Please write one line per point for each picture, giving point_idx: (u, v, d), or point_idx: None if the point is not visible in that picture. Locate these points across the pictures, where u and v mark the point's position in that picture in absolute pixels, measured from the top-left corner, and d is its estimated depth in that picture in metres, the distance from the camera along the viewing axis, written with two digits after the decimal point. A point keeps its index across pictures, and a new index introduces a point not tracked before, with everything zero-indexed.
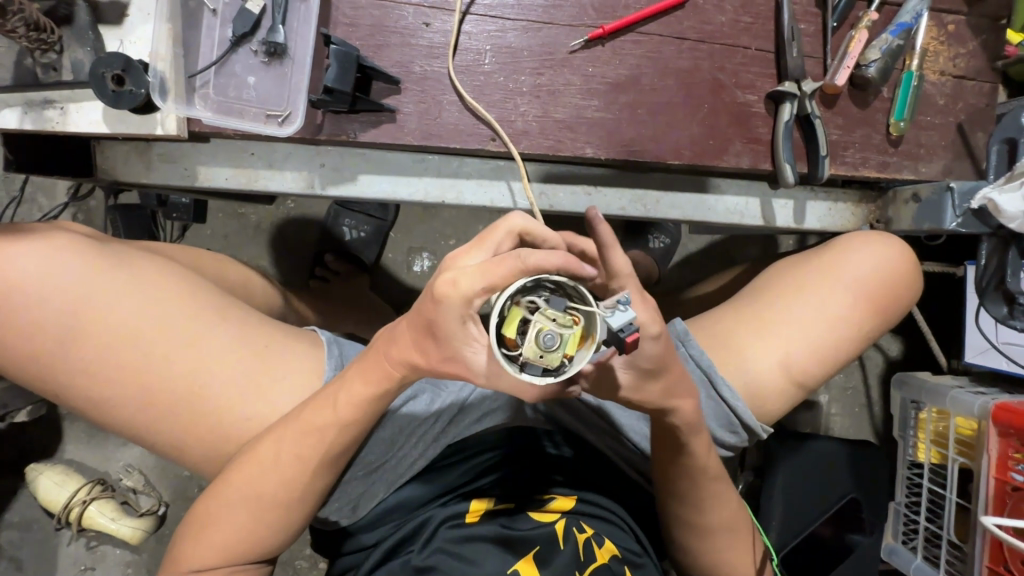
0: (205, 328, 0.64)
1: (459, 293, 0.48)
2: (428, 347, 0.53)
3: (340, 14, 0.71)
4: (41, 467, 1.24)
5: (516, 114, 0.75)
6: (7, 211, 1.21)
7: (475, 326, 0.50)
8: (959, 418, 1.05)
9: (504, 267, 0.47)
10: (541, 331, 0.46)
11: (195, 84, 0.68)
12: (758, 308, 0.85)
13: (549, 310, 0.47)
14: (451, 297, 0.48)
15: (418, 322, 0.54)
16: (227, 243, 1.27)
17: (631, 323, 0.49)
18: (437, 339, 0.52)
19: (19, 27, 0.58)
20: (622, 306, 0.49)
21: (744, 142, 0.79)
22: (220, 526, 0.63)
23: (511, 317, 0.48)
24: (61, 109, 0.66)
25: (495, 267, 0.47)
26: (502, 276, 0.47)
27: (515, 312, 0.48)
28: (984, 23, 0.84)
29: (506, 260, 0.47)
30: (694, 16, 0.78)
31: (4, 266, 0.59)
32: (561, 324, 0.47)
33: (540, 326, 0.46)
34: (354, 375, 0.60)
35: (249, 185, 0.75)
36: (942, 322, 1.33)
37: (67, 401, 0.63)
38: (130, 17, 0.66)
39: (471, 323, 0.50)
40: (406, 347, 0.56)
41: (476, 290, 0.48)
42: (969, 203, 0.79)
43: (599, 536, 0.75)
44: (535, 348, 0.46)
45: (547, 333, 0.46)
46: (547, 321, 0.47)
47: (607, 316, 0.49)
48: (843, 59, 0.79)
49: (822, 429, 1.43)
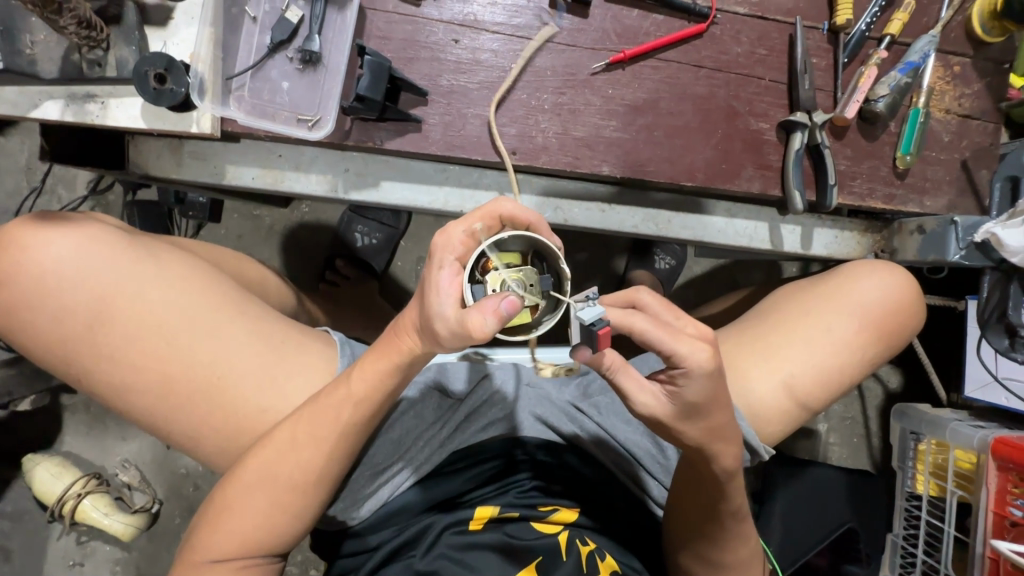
0: (226, 320, 0.66)
1: (448, 242, 0.53)
2: (420, 318, 0.55)
3: (374, 28, 0.74)
4: (38, 458, 1.24)
5: (537, 131, 0.78)
6: (26, 202, 1.23)
7: (443, 274, 0.52)
8: (957, 450, 1.06)
9: (486, 221, 0.54)
10: (510, 280, 0.55)
11: (231, 86, 0.71)
12: (762, 330, 0.86)
13: (535, 284, 0.55)
14: (440, 243, 0.53)
15: (419, 293, 0.56)
16: (241, 243, 1.29)
17: (602, 319, 0.52)
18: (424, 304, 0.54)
19: (71, 24, 0.60)
20: (593, 302, 0.54)
21: (755, 168, 0.82)
22: (233, 520, 0.62)
23: (509, 256, 0.57)
24: (101, 103, 0.68)
25: (473, 213, 0.54)
26: (483, 221, 0.54)
27: (516, 255, 0.57)
28: (989, 66, 0.88)
29: (492, 214, 0.54)
30: (712, 45, 0.81)
31: (40, 252, 0.60)
32: (527, 296, 0.55)
33: (519, 283, 0.55)
34: (370, 355, 0.63)
35: (276, 185, 0.77)
36: (942, 355, 1.34)
37: (89, 388, 0.64)
38: (174, 20, 0.69)
39: (441, 269, 0.52)
40: (410, 315, 0.58)
41: (460, 236, 0.53)
42: (971, 237, 0.81)
43: (602, 550, 0.74)
44: (495, 283, 0.55)
45: (513, 288, 0.55)
46: (524, 283, 0.55)
47: (575, 312, 0.53)
48: (852, 94, 0.82)
49: (820, 458, 1.43)
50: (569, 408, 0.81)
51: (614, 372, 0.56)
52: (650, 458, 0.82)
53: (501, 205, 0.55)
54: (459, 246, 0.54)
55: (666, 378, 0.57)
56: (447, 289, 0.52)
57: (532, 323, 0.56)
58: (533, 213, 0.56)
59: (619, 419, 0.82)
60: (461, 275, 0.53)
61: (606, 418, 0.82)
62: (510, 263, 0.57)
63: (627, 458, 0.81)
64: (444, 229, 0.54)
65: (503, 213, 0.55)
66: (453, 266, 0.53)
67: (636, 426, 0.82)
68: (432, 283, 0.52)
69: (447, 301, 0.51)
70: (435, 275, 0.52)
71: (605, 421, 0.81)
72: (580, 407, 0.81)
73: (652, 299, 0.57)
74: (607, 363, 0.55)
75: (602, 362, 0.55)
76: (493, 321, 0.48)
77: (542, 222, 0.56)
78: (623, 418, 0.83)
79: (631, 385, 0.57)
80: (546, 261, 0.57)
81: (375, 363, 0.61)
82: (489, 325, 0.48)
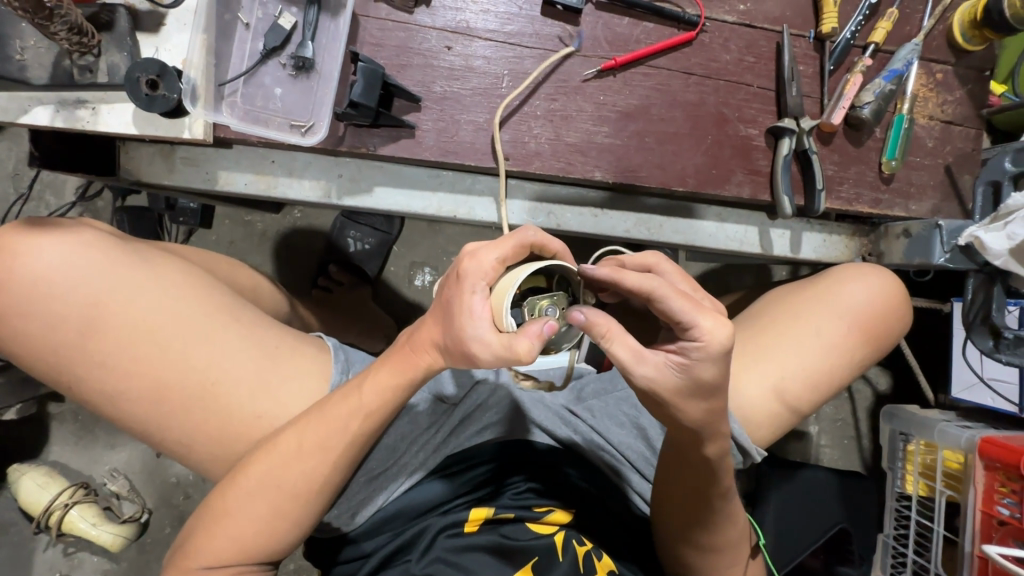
0: (223, 327, 0.65)
1: (479, 266, 0.52)
2: (446, 337, 0.55)
3: (367, 34, 0.74)
4: (24, 468, 1.21)
5: (530, 136, 0.78)
6: (13, 207, 1.22)
7: (479, 300, 0.52)
8: (946, 450, 1.07)
9: (519, 248, 0.54)
10: (544, 305, 0.55)
11: (223, 92, 0.70)
12: (752, 333, 0.88)
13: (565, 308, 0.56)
14: (471, 267, 0.53)
15: (442, 312, 0.56)
16: (232, 249, 1.29)
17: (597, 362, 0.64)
18: (451, 326, 0.53)
19: (62, 30, 0.60)
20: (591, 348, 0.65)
21: (745, 173, 0.83)
22: (230, 526, 0.62)
23: (535, 282, 0.57)
24: (92, 109, 0.68)
25: (505, 239, 0.54)
26: (516, 247, 0.53)
27: (540, 281, 0.57)
28: (971, 74, 0.90)
29: (525, 242, 0.54)
30: (701, 53, 0.83)
31: (33, 257, 0.59)
32: (560, 319, 0.55)
33: (552, 308, 0.55)
34: (378, 366, 0.63)
35: (268, 191, 0.77)
36: (930, 357, 1.36)
37: (81, 395, 0.63)
38: (166, 26, 0.69)
39: (475, 295, 0.52)
40: (430, 333, 0.58)
41: (491, 261, 0.53)
42: (955, 240, 0.83)
43: (599, 550, 0.74)
44: (532, 307, 0.55)
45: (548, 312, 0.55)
46: (558, 309, 0.56)
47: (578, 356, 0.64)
48: (839, 100, 0.83)
49: (812, 459, 1.44)
50: (563, 411, 0.82)
51: (612, 342, 0.53)
52: (643, 460, 0.83)
53: (532, 233, 0.55)
54: (489, 270, 0.53)
55: (674, 349, 0.55)
56: (481, 314, 0.51)
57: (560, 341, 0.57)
58: (560, 241, 0.56)
59: (613, 422, 0.83)
60: (494, 301, 0.53)
61: (600, 422, 0.82)
62: (538, 288, 0.57)
63: (621, 460, 0.82)
64: (473, 253, 0.54)
65: (533, 240, 0.55)
66: (485, 291, 0.53)
67: (630, 429, 0.83)
68: (466, 308, 0.52)
69: (483, 326, 0.51)
70: (468, 300, 0.52)
71: (600, 425, 0.82)
72: (574, 410, 0.82)
73: (672, 269, 0.61)
74: (603, 332, 0.52)
75: (596, 328, 0.52)
76: (539, 344, 0.49)
77: (567, 251, 0.58)
78: (617, 422, 0.83)
79: (633, 356, 0.54)
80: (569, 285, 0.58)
81: (380, 372, 0.62)
82: (536, 349, 0.49)
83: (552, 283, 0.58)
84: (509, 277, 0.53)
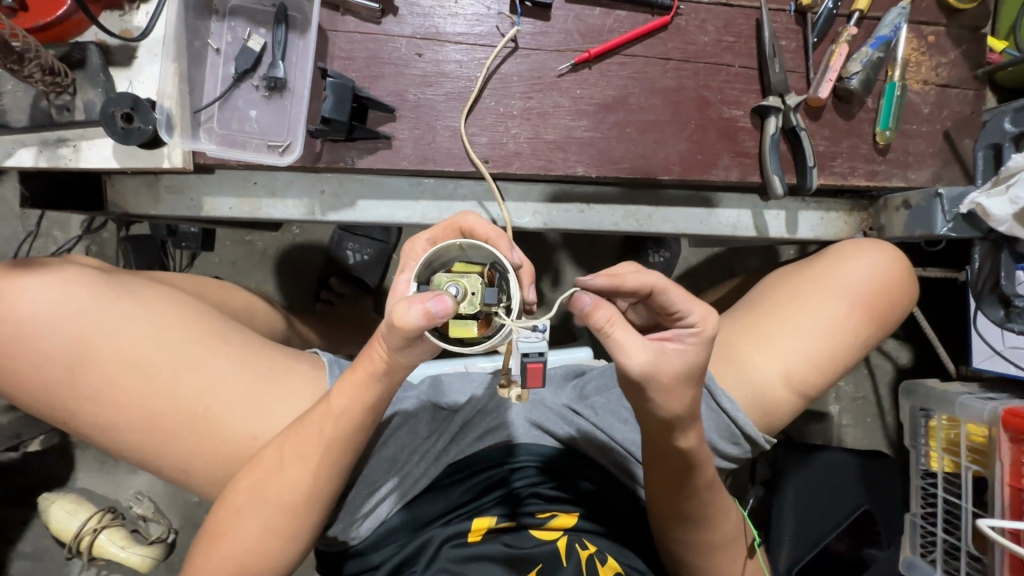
0: (210, 351, 0.66)
1: (412, 249, 0.60)
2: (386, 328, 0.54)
3: (336, 49, 0.74)
4: (53, 496, 1.24)
5: (508, 137, 0.77)
6: (22, 245, 1.25)
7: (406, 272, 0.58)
8: (969, 425, 1.04)
9: (448, 230, 0.60)
10: (451, 281, 0.51)
11: (199, 119, 0.72)
12: (753, 318, 0.86)
13: (479, 292, 0.51)
14: (407, 250, 0.61)
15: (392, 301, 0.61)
16: (235, 269, 1.30)
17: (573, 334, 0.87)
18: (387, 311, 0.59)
19: (36, 72, 0.62)
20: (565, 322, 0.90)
21: (732, 156, 0.81)
22: (225, 545, 0.63)
23: (468, 264, 0.53)
24: (73, 146, 0.69)
25: (439, 224, 0.61)
26: (445, 229, 0.61)
27: (476, 265, 0.54)
28: (964, 34, 0.86)
29: (450, 224, 0.60)
30: (678, 37, 0.81)
31: (19, 298, 0.61)
32: (463, 300, 0.50)
33: (462, 287, 0.50)
34: (348, 371, 0.62)
35: (253, 213, 0.78)
36: (948, 328, 1.32)
37: (77, 427, 0.64)
38: (139, 59, 0.70)
39: (407, 269, 0.59)
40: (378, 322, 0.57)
41: (423, 242, 0.60)
42: (958, 208, 0.79)
43: (603, 553, 0.73)
44: (440, 283, 0.51)
45: (453, 289, 0.50)
46: (464, 288, 0.50)
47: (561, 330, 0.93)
48: (825, 73, 0.81)
49: (833, 440, 1.41)
50: (567, 411, 0.81)
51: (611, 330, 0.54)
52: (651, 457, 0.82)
53: (463, 217, 0.60)
54: (420, 252, 0.60)
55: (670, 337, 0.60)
56: (401, 289, 0.57)
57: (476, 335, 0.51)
58: (488, 226, 0.58)
59: (617, 419, 0.82)
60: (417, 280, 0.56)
61: (602, 419, 0.81)
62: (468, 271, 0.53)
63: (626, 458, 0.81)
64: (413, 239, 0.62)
65: (462, 224, 0.60)
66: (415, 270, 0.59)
67: (634, 425, 0.81)
68: (393, 284, 0.58)
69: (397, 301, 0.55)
70: (397, 278, 0.58)
71: (603, 423, 0.81)
72: (578, 409, 0.81)
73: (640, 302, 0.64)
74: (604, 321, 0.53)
75: (598, 316, 0.52)
76: (416, 313, 0.47)
77: (501, 238, 0.57)
78: (621, 418, 0.82)
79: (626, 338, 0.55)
80: (503, 282, 0.52)
81: (352, 376, 0.60)
82: (411, 317, 0.47)
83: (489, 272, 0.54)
84: (432, 255, 0.53)
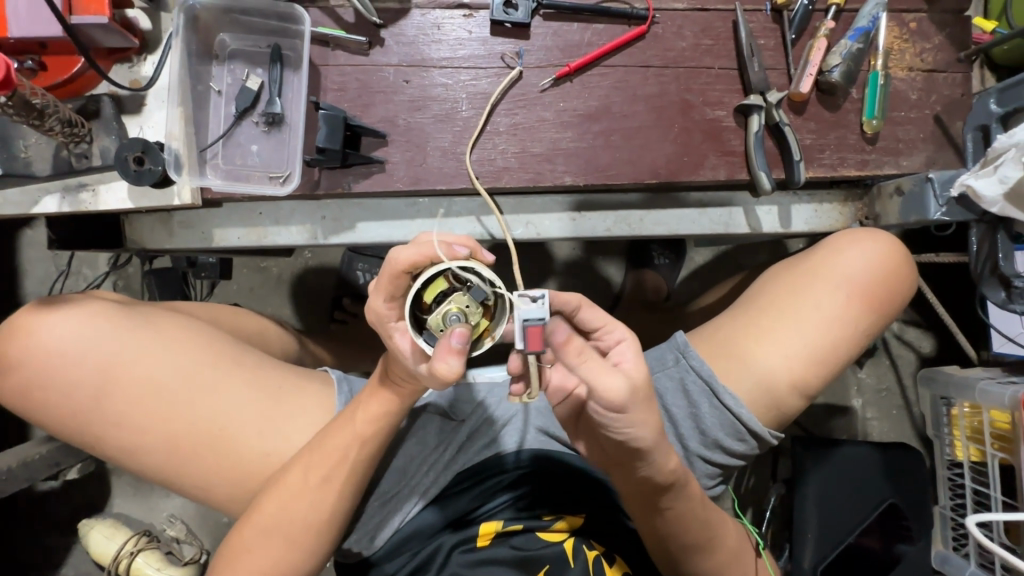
0: (224, 374, 0.70)
1: (378, 315, 0.57)
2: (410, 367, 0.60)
3: (329, 81, 0.79)
4: (92, 522, 1.30)
5: (496, 153, 0.80)
6: (55, 284, 1.33)
7: (401, 336, 0.58)
8: (992, 411, 1.01)
9: (393, 281, 0.55)
10: (446, 316, 0.54)
11: (205, 156, 0.76)
12: (753, 313, 0.86)
13: (470, 301, 0.55)
14: (375, 319, 0.58)
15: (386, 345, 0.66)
16: (252, 295, 1.36)
17: None
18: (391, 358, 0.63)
19: (55, 125, 0.67)
20: None
21: (718, 156, 0.83)
22: (249, 561, 0.66)
23: (437, 287, 0.55)
24: (92, 191, 0.75)
25: (378, 278, 0.55)
26: (389, 282, 0.55)
27: (440, 282, 0.55)
28: (947, 18, 0.86)
29: (388, 272, 0.54)
30: (657, 44, 0.83)
31: (47, 333, 0.66)
32: (468, 317, 0.55)
33: (455, 311, 0.54)
34: (369, 396, 0.66)
35: (260, 240, 0.83)
36: (966, 313, 1.29)
37: (104, 452, 0.68)
38: (147, 106, 0.75)
39: (397, 333, 0.58)
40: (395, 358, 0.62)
41: (382, 304, 0.57)
42: (949, 192, 0.79)
43: (610, 554, 0.77)
44: (438, 322, 0.55)
45: (453, 319, 0.54)
46: (458, 308, 0.54)
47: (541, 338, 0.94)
48: (805, 68, 0.82)
49: (858, 434, 1.38)
50: None
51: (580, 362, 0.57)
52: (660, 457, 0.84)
53: (394, 262, 0.53)
54: (387, 311, 0.57)
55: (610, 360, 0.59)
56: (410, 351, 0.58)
57: (492, 323, 0.56)
58: (413, 251, 0.52)
59: None
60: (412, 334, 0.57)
61: None
62: (441, 294, 0.56)
63: None
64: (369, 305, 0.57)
65: (400, 265, 0.53)
66: (402, 328, 0.58)
67: None
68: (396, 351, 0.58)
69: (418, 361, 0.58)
70: (394, 343, 0.58)
71: None
72: None
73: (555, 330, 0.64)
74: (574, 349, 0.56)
75: (571, 348, 0.56)
76: (453, 361, 0.51)
77: (436, 243, 0.53)
78: None
79: (594, 370, 0.57)
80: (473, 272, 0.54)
81: (375, 402, 0.66)
82: (454, 367, 0.52)
83: (454, 275, 0.55)
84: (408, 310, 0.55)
